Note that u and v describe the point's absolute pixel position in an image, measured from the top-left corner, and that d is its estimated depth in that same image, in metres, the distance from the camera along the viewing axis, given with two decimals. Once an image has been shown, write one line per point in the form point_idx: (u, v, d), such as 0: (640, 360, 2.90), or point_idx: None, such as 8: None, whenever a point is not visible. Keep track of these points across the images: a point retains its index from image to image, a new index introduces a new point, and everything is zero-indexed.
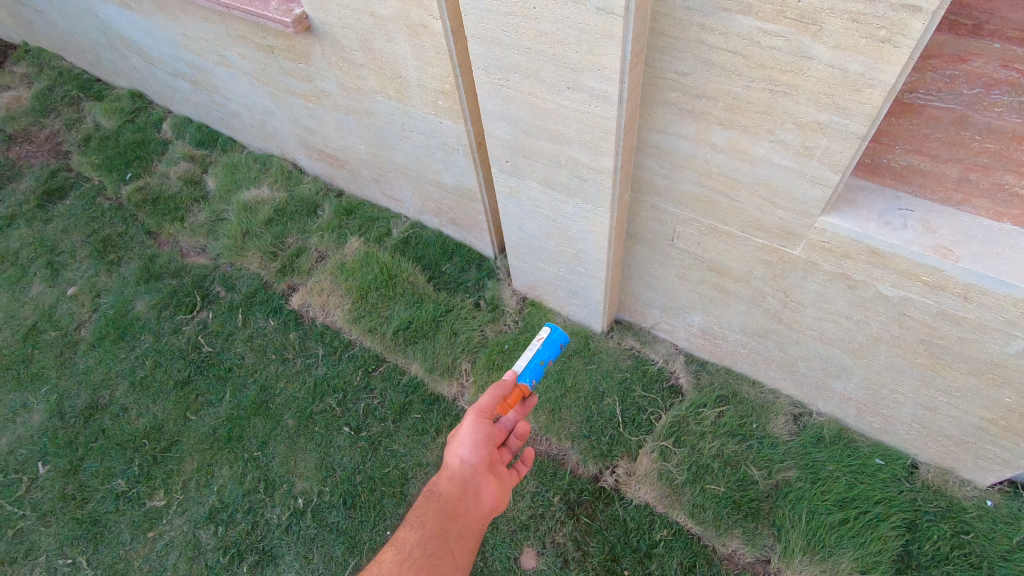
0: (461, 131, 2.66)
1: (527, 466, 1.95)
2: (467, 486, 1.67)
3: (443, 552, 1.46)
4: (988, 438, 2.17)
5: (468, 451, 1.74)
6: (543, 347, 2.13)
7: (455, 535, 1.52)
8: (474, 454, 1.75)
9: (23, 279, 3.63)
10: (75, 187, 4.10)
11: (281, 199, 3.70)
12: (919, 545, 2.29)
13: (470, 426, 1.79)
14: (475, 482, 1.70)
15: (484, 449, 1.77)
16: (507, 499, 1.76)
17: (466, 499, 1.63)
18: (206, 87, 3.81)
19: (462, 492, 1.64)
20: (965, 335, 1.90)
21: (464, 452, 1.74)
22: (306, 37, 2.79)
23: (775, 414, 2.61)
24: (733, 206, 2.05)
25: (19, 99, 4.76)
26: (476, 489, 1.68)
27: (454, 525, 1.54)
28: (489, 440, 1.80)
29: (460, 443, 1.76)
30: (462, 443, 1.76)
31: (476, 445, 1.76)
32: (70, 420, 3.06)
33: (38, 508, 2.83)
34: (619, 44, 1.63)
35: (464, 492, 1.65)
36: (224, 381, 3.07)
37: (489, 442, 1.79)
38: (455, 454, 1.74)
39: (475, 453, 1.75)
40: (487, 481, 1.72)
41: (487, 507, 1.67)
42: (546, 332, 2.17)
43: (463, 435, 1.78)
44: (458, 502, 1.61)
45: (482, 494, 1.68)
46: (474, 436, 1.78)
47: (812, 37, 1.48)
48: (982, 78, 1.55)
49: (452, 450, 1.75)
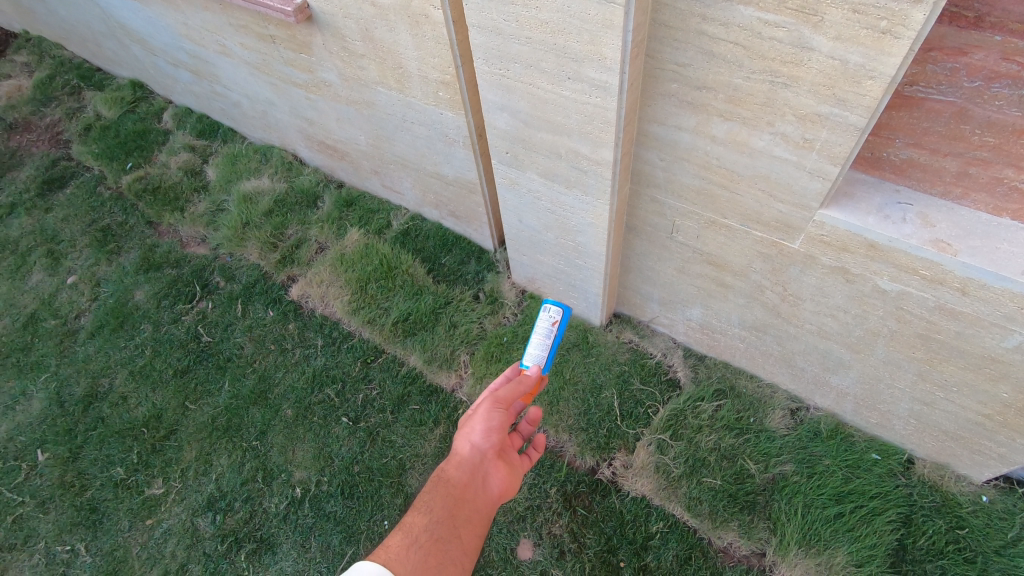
0: (462, 123, 2.66)
1: (537, 453, 1.97)
2: (476, 472, 1.67)
3: (450, 536, 1.45)
4: (984, 433, 2.17)
5: (480, 437, 1.75)
6: (556, 333, 2.23)
7: (462, 521, 1.52)
8: (484, 440, 1.76)
9: (23, 267, 3.64)
10: (75, 176, 4.10)
11: (281, 190, 3.71)
12: (914, 539, 2.30)
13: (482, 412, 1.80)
14: (484, 468, 1.70)
15: (495, 436, 1.78)
16: (514, 486, 1.76)
17: (473, 484, 1.63)
18: (207, 78, 3.81)
19: (471, 477, 1.65)
20: (963, 330, 1.91)
21: (475, 438, 1.75)
22: (308, 27, 2.79)
23: (772, 408, 2.62)
24: (732, 199, 2.05)
25: (20, 88, 4.76)
26: (484, 475, 1.69)
27: (461, 510, 1.54)
28: (500, 427, 1.81)
29: (471, 429, 1.77)
30: (473, 429, 1.77)
31: (488, 431, 1.77)
32: (70, 408, 3.07)
33: (37, 495, 2.84)
34: (620, 34, 1.63)
35: (472, 478, 1.65)
36: (224, 370, 3.08)
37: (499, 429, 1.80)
38: (466, 439, 1.75)
39: (486, 438, 1.76)
40: (495, 467, 1.73)
41: (494, 493, 1.67)
42: (558, 315, 2.23)
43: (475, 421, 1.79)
44: (466, 487, 1.61)
45: (489, 480, 1.69)
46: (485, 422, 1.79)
47: (813, 28, 1.48)
48: (983, 70, 1.54)
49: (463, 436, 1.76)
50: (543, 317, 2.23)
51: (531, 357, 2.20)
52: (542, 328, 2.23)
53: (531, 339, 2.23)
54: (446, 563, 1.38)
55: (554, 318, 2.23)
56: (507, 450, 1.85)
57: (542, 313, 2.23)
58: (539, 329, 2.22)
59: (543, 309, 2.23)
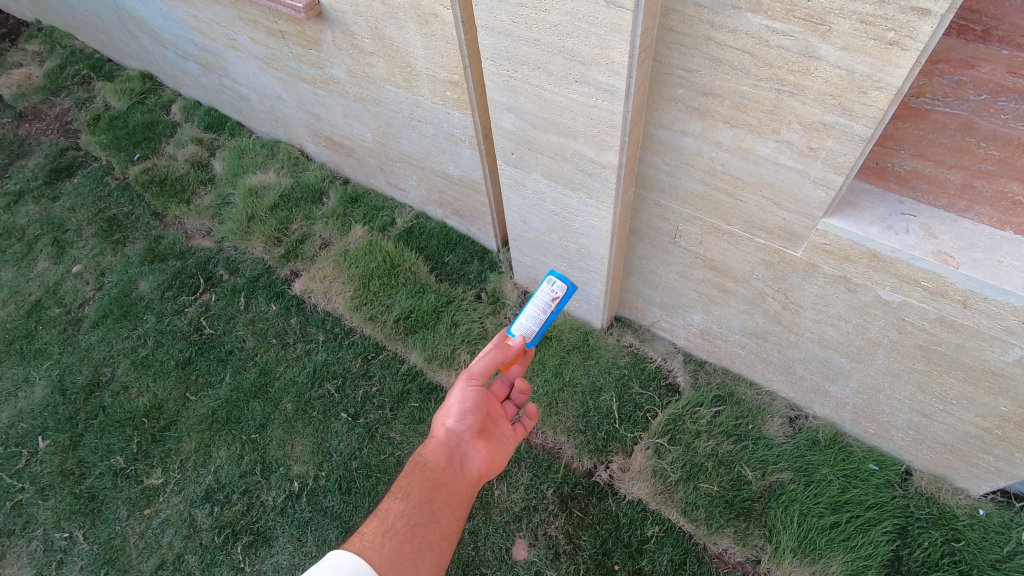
0: (468, 123, 2.67)
1: (532, 420, 2.15)
2: (453, 455, 1.87)
3: (427, 521, 1.64)
4: (982, 446, 2.17)
5: (455, 421, 1.92)
6: (553, 308, 2.06)
7: (439, 505, 1.71)
8: (461, 424, 1.93)
9: (29, 255, 3.66)
10: (83, 166, 4.12)
11: (287, 184, 3.73)
12: (909, 551, 2.30)
13: (458, 396, 1.95)
14: (461, 450, 1.91)
15: (471, 418, 1.94)
16: (498, 461, 1.99)
17: (451, 467, 1.84)
18: (216, 71, 3.82)
19: (448, 460, 1.85)
20: (963, 343, 1.91)
21: (451, 422, 1.92)
22: (317, 23, 2.80)
23: (771, 416, 2.63)
24: (736, 205, 2.05)
25: (31, 77, 4.79)
26: (463, 457, 1.90)
27: (439, 494, 1.73)
28: (476, 408, 1.96)
29: (447, 413, 1.93)
30: (450, 413, 1.93)
31: (464, 415, 1.93)
32: (71, 396, 3.09)
33: (37, 481, 2.86)
34: (628, 39, 1.63)
35: (449, 461, 1.85)
36: (224, 363, 3.10)
37: (476, 411, 1.95)
38: (444, 423, 1.92)
39: (462, 421, 1.93)
40: (474, 447, 1.94)
41: (474, 473, 1.89)
42: (561, 291, 2.04)
43: (452, 405, 1.94)
44: (443, 471, 1.81)
45: (468, 461, 1.90)
46: (461, 406, 1.93)
47: (820, 37, 1.49)
48: (990, 84, 1.56)
49: (441, 419, 1.93)
50: (545, 289, 2.05)
51: (521, 328, 2.05)
52: (540, 298, 2.05)
53: (527, 308, 2.07)
54: (421, 547, 1.56)
55: (556, 292, 2.04)
56: (489, 426, 2.04)
57: (543, 284, 2.05)
58: (536, 302, 2.04)
59: (545, 280, 2.05)
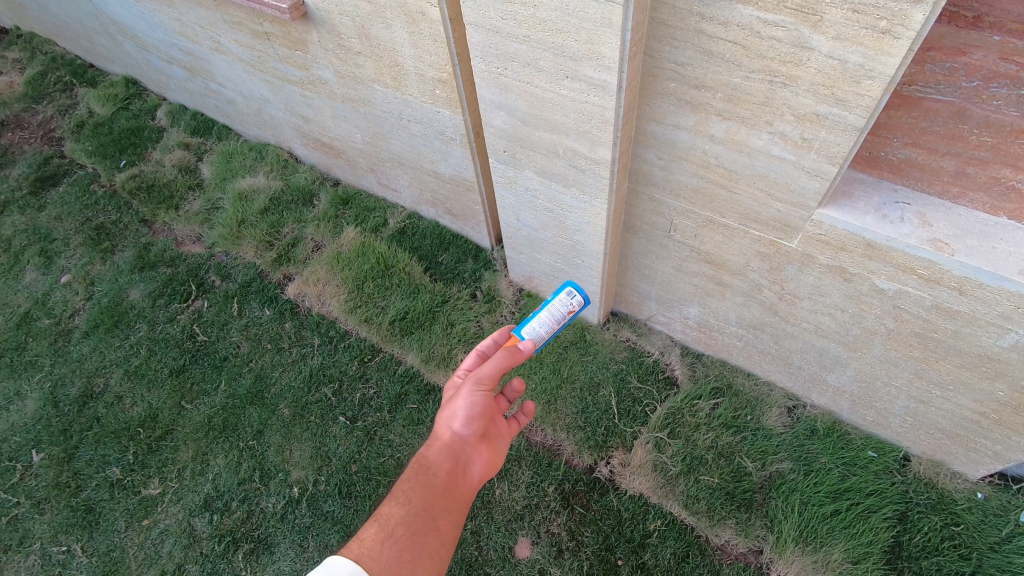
0: (459, 121, 2.65)
1: (527, 417, 2.13)
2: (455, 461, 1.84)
3: (428, 528, 1.65)
4: (979, 430, 2.18)
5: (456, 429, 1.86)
6: (563, 319, 2.22)
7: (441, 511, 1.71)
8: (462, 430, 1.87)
9: (16, 266, 3.61)
10: (68, 174, 4.07)
11: (277, 187, 3.69)
12: (909, 536, 2.31)
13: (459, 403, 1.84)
14: (462, 456, 1.87)
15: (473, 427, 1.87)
16: (497, 464, 1.96)
17: (453, 474, 1.81)
18: (201, 74, 3.78)
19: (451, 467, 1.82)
20: (959, 329, 1.91)
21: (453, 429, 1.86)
22: (303, 23, 2.77)
23: (769, 407, 2.64)
24: (731, 198, 2.05)
25: (12, 85, 4.73)
26: (464, 463, 1.87)
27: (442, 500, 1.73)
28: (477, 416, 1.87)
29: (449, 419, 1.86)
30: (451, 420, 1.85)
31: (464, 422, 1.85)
32: (64, 408, 3.05)
33: (32, 496, 2.82)
34: (618, 33, 1.62)
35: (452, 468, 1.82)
36: (219, 370, 3.07)
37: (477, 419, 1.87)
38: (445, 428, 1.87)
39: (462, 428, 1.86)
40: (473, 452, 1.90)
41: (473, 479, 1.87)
42: (577, 304, 2.22)
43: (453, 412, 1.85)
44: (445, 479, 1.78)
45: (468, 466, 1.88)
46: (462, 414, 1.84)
47: (812, 27, 1.48)
48: (982, 71, 1.57)
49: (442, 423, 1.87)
50: (563, 300, 2.20)
51: (531, 330, 2.13)
52: (557, 307, 2.19)
53: (542, 314, 2.18)
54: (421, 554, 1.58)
55: (573, 304, 2.22)
56: (490, 427, 1.99)
57: (561, 295, 2.21)
58: (554, 308, 2.18)
59: (565, 290, 2.21)
